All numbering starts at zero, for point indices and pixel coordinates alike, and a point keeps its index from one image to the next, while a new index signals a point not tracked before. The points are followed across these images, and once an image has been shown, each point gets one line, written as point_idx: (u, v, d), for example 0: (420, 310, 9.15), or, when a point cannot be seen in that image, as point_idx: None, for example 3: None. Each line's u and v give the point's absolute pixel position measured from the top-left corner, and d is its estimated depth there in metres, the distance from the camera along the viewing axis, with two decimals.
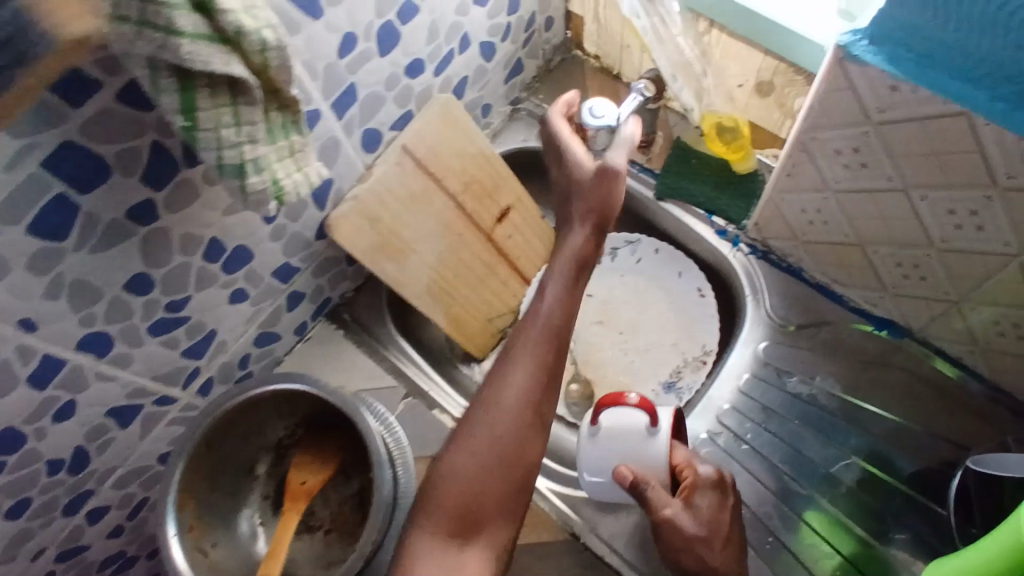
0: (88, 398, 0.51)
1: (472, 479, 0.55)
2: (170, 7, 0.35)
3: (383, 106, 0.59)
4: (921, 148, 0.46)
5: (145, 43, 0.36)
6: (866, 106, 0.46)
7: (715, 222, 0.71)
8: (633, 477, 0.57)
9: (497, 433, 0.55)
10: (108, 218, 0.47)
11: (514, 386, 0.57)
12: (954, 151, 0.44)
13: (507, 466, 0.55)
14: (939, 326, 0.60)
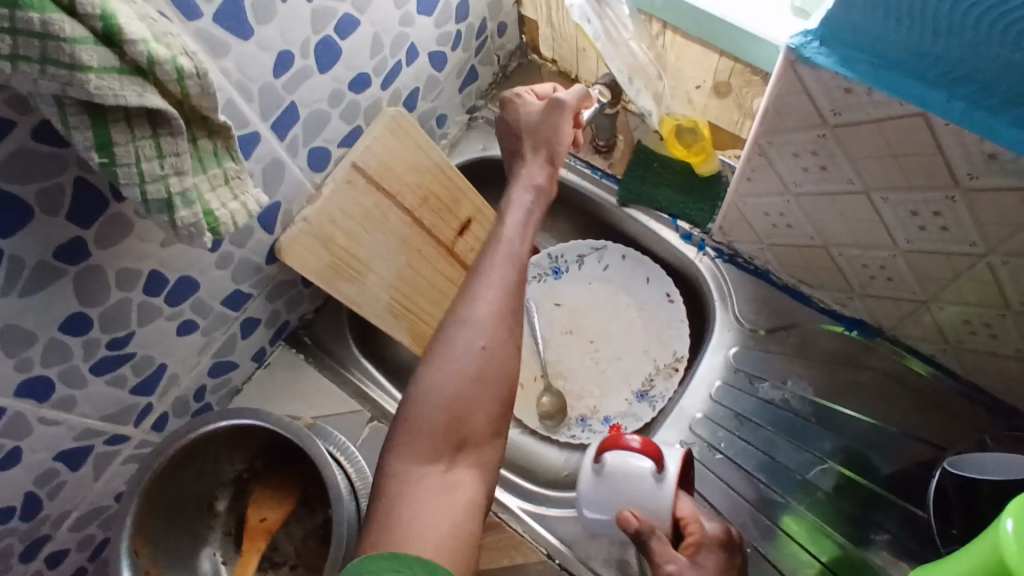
0: (33, 444, 0.54)
1: (452, 424, 0.50)
2: (71, 43, 0.35)
3: (329, 123, 0.62)
4: (880, 149, 0.48)
5: (50, 81, 0.36)
6: (822, 110, 0.48)
7: (680, 226, 0.73)
8: (637, 524, 0.54)
9: (467, 363, 0.51)
10: (34, 261, 0.45)
11: (488, 351, 0.52)
12: (911, 152, 0.47)
13: (487, 382, 0.51)
14: (908, 324, 0.62)
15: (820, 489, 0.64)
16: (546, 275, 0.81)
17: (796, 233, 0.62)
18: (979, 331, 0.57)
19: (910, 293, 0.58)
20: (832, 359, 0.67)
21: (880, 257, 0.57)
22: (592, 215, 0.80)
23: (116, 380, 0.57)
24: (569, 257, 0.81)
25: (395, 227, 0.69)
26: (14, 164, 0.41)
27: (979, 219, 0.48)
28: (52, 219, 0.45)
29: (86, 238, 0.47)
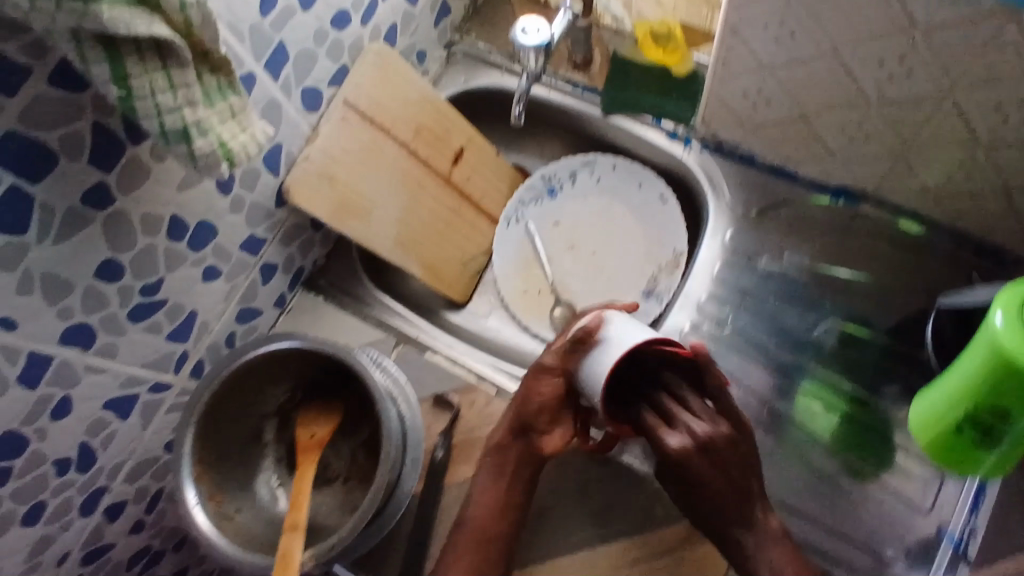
0: (82, 393, 0.57)
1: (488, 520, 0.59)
2: None
3: (318, 62, 0.64)
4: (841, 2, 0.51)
5: (67, 14, 0.39)
6: None
7: (664, 125, 0.76)
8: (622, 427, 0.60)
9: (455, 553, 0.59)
10: (63, 208, 0.48)
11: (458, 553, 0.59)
12: None
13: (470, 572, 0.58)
14: (892, 183, 0.65)
15: (825, 346, 0.69)
16: (542, 196, 0.84)
17: (776, 110, 0.65)
18: (955, 174, 0.60)
19: (887, 149, 0.62)
20: (826, 230, 0.71)
21: (856, 116, 0.60)
22: (577, 132, 0.84)
23: (152, 327, 0.60)
24: (562, 175, 0.83)
25: (393, 161, 0.72)
26: (35, 111, 0.44)
27: (936, 56, 0.52)
28: (76, 164, 0.47)
29: (109, 183, 0.50)
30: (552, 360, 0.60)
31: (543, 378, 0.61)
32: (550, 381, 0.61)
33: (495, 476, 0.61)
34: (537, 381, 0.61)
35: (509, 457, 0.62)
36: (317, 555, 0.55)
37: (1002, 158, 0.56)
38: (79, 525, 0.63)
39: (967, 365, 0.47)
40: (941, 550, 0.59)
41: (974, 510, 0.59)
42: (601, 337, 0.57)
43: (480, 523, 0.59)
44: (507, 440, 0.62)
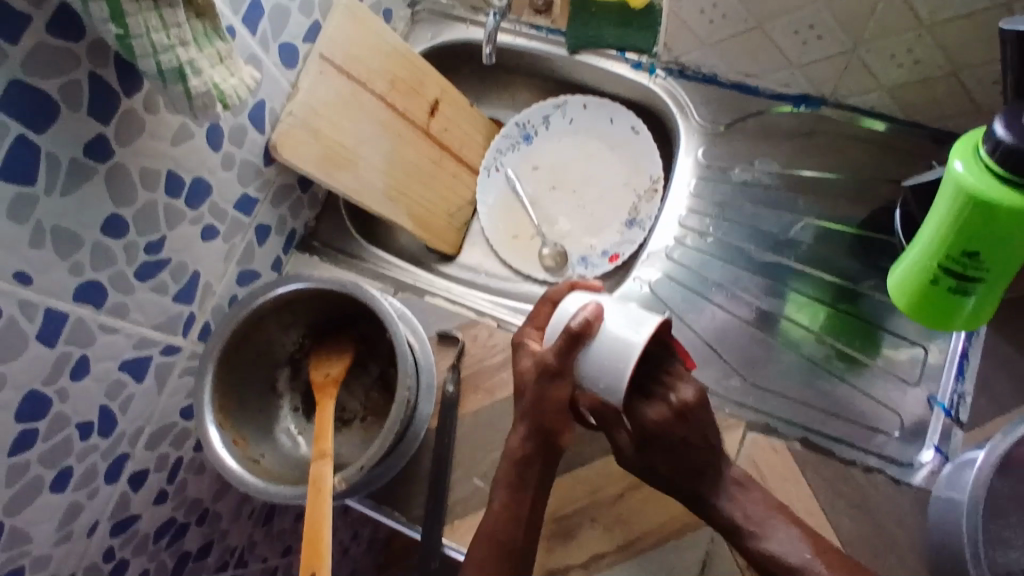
0: (99, 352, 0.58)
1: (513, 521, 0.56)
2: None
3: (291, 17, 0.67)
4: None
5: None
6: None
7: (628, 57, 0.80)
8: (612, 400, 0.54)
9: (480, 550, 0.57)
10: (67, 159, 0.51)
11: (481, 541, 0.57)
12: None
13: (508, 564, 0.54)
14: (848, 82, 0.69)
15: (802, 243, 0.72)
16: (519, 143, 0.87)
17: (732, 22, 0.68)
18: (905, 62, 0.63)
19: (840, 45, 0.65)
20: (792, 135, 0.74)
21: (808, 17, 0.63)
22: (546, 75, 0.88)
23: (159, 286, 0.63)
24: (535, 120, 0.86)
25: (373, 113, 0.74)
26: (36, 61, 0.47)
27: None
28: (76, 115, 0.50)
29: (107, 134, 0.53)
30: (556, 359, 0.53)
31: (550, 384, 0.55)
32: (562, 384, 0.55)
33: (514, 491, 0.57)
34: (544, 386, 0.55)
35: (531, 469, 0.57)
36: (347, 478, 0.58)
37: (946, 35, 0.59)
38: (106, 492, 0.64)
39: (942, 209, 0.50)
40: (933, 416, 0.63)
41: (959, 376, 0.64)
42: (605, 334, 0.52)
43: (498, 539, 0.55)
44: (529, 448, 0.57)
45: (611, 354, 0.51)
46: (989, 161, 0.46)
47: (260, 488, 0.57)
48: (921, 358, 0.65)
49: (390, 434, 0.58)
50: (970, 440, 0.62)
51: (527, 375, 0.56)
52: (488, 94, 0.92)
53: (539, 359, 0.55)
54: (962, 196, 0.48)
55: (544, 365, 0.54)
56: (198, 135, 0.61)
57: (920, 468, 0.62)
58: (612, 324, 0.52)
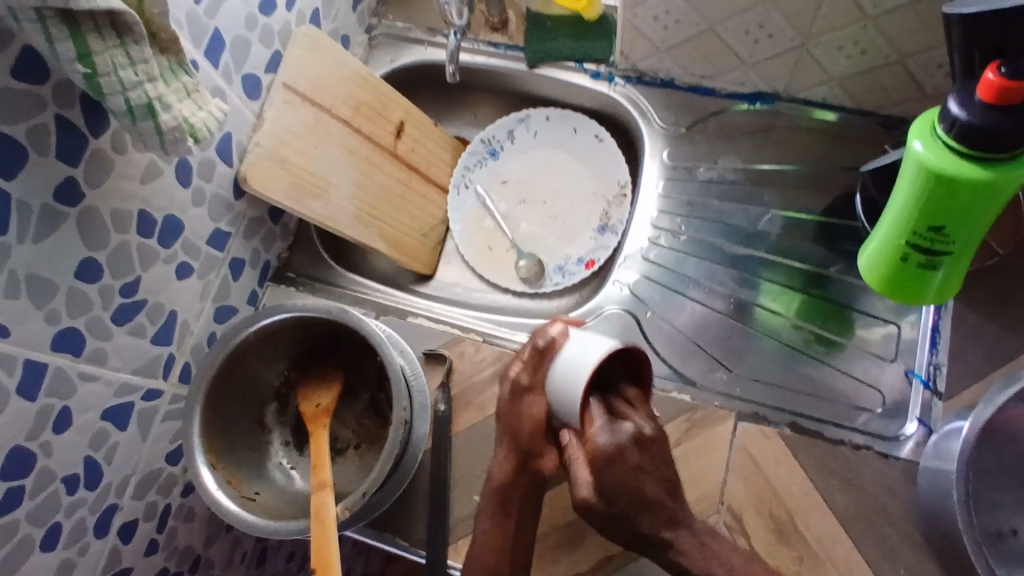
0: (80, 402, 0.57)
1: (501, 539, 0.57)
2: None
3: (252, 49, 0.67)
4: None
5: None
6: None
7: (587, 68, 0.82)
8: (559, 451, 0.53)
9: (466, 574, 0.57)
10: (39, 205, 0.50)
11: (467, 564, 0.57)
12: None
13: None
14: (798, 77, 0.72)
15: (771, 233, 0.74)
16: (485, 159, 0.88)
17: (685, 28, 0.71)
18: (852, 53, 0.67)
19: (790, 41, 0.68)
20: (751, 131, 0.77)
21: (757, 18, 0.66)
22: (507, 90, 0.89)
23: (136, 329, 0.61)
24: (500, 135, 0.87)
25: (340, 139, 0.74)
26: (1, 107, 0.46)
27: None
28: (44, 159, 0.49)
29: (77, 177, 0.52)
30: (526, 376, 0.54)
31: (523, 399, 0.55)
32: (535, 399, 0.55)
33: (500, 516, 0.57)
34: (521, 404, 0.55)
35: (511, 494, 0.57)
36: (351, 505, 0.57)
37: (889, 26, 0.62)
38: (95, 548, 0.62)
39: (908, 187, 0.53)
40: (913, 389, 0.65)
41: (933, 348, 0.66)
42: (565, 353, 0.53)
43: (487, 564, 0.55)
44: (508, 477, 0.57)
45: (571, 371, 0.51)
46: (948, 139, 0.49)
47: (261, 526, 0.55)
48: (895, 333, 0.68)
49: (390, 458, 0.57)
50: (949, 409, 0.64)
51: (504, 400, 0.56)
52: (451, 113, 0.93)
53: (511, 380, 0.56)
54: (927, 171, 0.50)
55: (517, 382, 0.55)
56: (168, 171, 0.61)
57: (905, 441, 0.63)
58: (571, 343, 0.53)
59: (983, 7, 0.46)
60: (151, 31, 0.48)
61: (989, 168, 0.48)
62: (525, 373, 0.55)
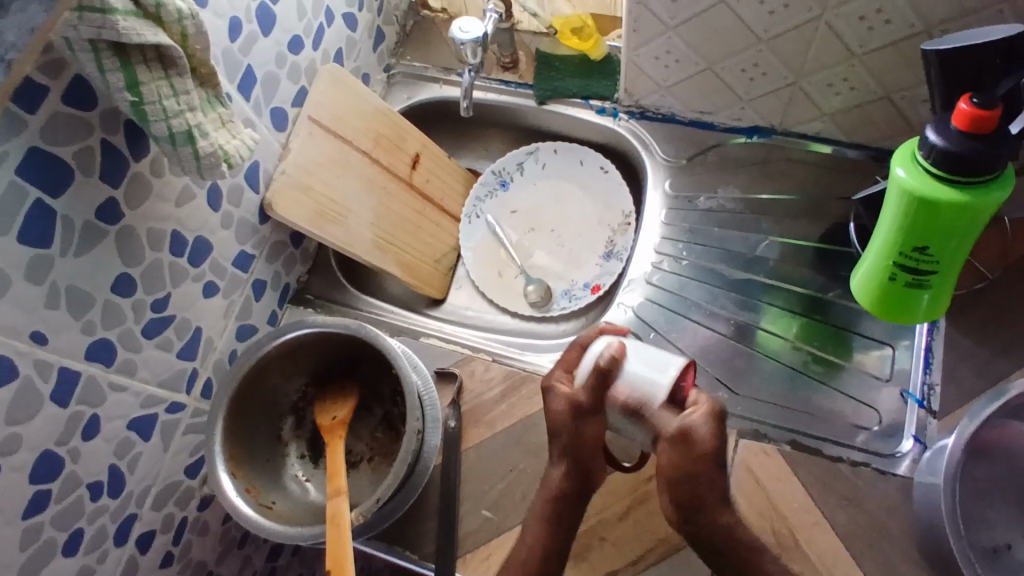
0: (109, 410, 0.60)
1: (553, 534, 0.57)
2: None
3: (280, 84, 0.72)
4: None
5: (87, 27, 0.45)
6: None
7: (593, 104, 0.87)
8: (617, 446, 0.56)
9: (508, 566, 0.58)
10: (82, 222, 0.54)
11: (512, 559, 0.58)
12: None
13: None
14: (792, 113, 0.76)
15: (769, 259, 0.77)
16: (496, 190, 0.92)
17: (685, 66, 0.75)
18: (841, 90, 0.71)
19: (783, 79, 0.72)
20: (748, 163, 0.81)
21: (751, 57, 0.71)
22: (517, 125, 0.94)
23: (164, 343, 0.65)
24: (510, 167, 0.92)
25: (359, 169, 0.78)
26: (52, 131, 0.50)
27: None
28: (89, 180, 0.54)
29: (117, 197, 0.56)
30: (587, 396, 0.58)
31: (586, 420, 0.58)
32: (595, 420, 0.58)
33: (550, 525, 0.58)
34: (579, 423, 0.58)
35: (567, 505, 0.58)
36: (365, 512, 0.59)
37: (875, 64, 0.67)
38: (114, 556, 0.64)
39: (895, 209, 0.56)
40: (908, 409, 0.67)
41: (927, 369, 0.68)
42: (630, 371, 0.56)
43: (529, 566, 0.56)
44: (566, 486, 0.58)
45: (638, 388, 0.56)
46: (928, 165, 0.52)
47: (278, 531, 0.58)
48: (891, 356, 0.70)
49: (403, 466, 0.60)
50: (943, 427, 0.66)
51: (560, 414, 0.58)
52: (464, 146, 0.98)
53: (569, 399, 0.58)
54: (912, 196, 0.53)
55: (579, 402, 0.58)
56: (200, 195, 0.65)
57: (901, 458, 0.65)
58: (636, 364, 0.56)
59: (960, 44, 0.50)
60: (194, 65, 0.52)
61: (968, 191, 0.51)
62: (582, 393, 0.58)
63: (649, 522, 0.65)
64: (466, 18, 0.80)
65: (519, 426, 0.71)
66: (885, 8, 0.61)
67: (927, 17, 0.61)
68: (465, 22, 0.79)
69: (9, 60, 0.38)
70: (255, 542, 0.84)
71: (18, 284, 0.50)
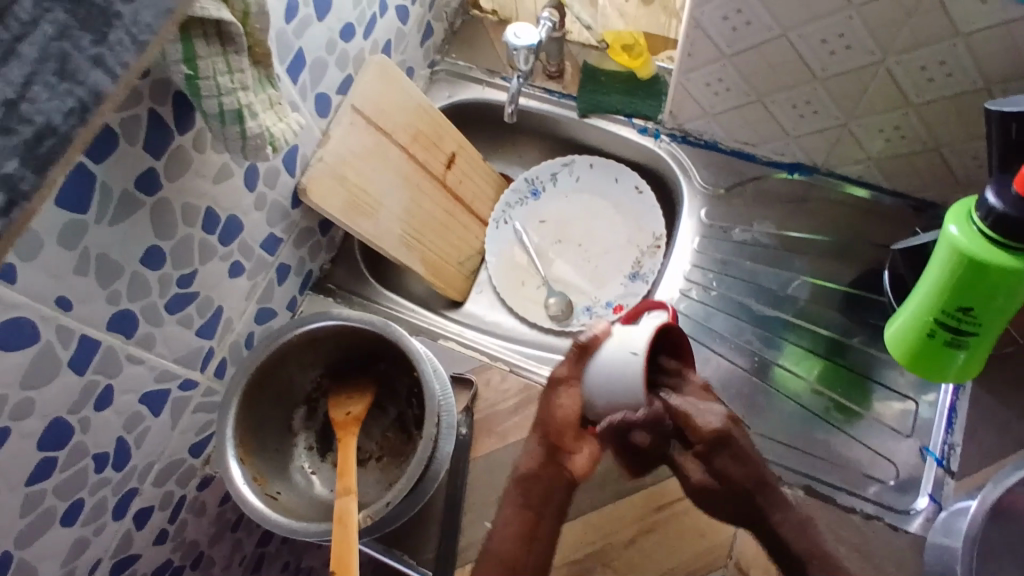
0: (123, 382, 0.59)
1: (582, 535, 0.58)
2: None
3: (328, 70, 0.72)
4: None
5: None
6: None
7: (635, 123, 0.86)
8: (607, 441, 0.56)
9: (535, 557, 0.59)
10: (120, 190, 0.53)
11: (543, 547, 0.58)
12: None
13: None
14: (836, 155, 0.76)
15: (800, 298, 0.76)
16: (527, 198, 0.91)
17: (735, 95, 0.75)
18: (892, 136, 0.70)
19: (833, 119, 0.71)
20: (785, 200, 0.80)
21: (805, 94, 0.70)
22: (556, 135, 0.93)
23: (184, 319, 0.64)
24: (544, 177, 0.91)
25: (395, 163, 0.78)
26: None
27: (873, 32, 0.61)
28: (133, 149, 0.53)
29: (157, 169, 0.55)
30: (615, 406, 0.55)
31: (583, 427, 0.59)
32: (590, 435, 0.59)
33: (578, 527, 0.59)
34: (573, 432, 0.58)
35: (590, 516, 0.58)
36: (372, 513, 0.58)
37: (930, 114, 0.66)
38: (111, 529, 0.63)
39: (940, 266, 0.55)
40: (927, 466, 0.66)
41: (949, 428, 0.67)
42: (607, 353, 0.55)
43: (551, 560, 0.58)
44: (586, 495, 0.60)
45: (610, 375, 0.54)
46: (984, 226, 0.52)
47: (283, 524, 0.57)
48: (913, 410, 0.69)
49: (416, 472, 0.59)
50: (961, 488, 0.64)
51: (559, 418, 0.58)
52: (498, 150, 0.97)
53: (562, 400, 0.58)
54: (963, 256, 0.53)
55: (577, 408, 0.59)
56: (238, 174, 0.64)
57: (915, 515, 0.64)
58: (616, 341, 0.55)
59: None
60: (250, 44, 0.51)
61: (1021, 258, 0.51)
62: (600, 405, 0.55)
63: (656, 553, 0.63)
64: (520, 24, 0.79)
65: None
66: (949, 61, 0.61)
67: (992, 74, 0.60)
68: (520, 28, 0.78)
69: (141, 41, 0.37)
70: (248, 527, 0.83)
71: (50, 247, 0.49)
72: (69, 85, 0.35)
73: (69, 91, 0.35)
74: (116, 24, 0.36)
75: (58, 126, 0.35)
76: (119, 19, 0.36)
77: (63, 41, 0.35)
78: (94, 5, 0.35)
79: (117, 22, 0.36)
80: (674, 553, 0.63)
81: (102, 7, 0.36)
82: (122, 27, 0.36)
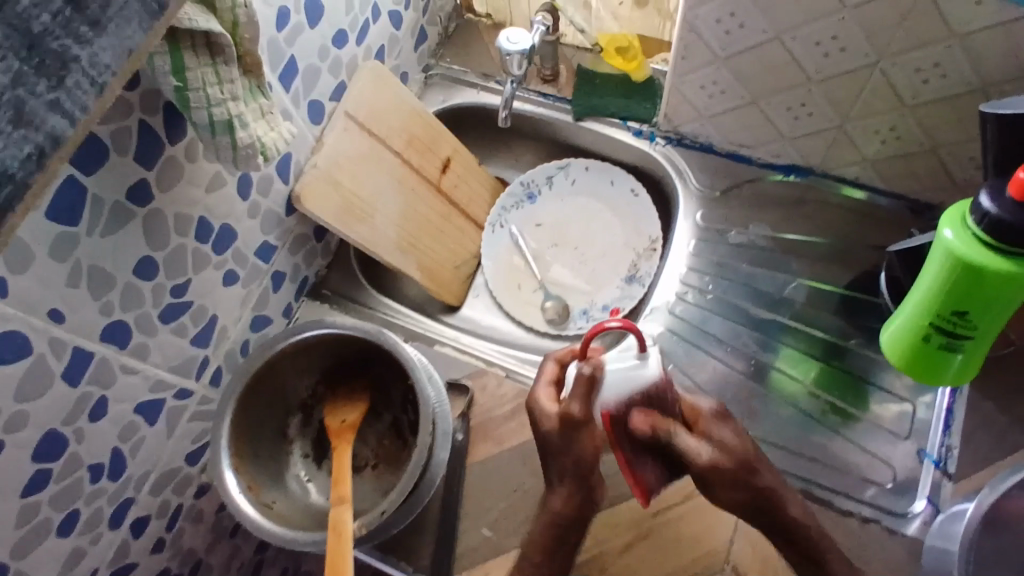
0: (118, 392, 0.59)
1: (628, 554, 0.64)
2: None
3: (321, 77, 0.71)
4: None
5: None
6: None
7: (630, 126, 0.86)
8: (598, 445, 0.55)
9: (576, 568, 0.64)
10: (111, 201, 0.53)
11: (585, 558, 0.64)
12: None
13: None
14: (832, 157, 0.75)
15: (796, 301, 0.76)
16: (523, 202, 0.91)
17: (730, 98, 0.74)
18: (887, 138, 0.70)
19: (828, 121, 0.71)
20: (782, 202, 0.80)
21: (799, 96, 0.70)
22: (551, 138, 0.93)
23: (179, 328, 0.64)
24: (539, 180, 0.91)
25: (390, 169, 0.78)
26: None
27: (867, 33, 0.61)
28: (124, 160, 0.53)
29: (149, 179, 0.55)
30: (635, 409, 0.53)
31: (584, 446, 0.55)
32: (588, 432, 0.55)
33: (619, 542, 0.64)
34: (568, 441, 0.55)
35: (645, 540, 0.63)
36: (367, 522, 0.58)
37: (926, 116, 0.66)
38: (107, 539, 0.63)
39: (935, 270, 0.55)
40: (924, 469, 0.66)
41: (946, 431, 0.67)
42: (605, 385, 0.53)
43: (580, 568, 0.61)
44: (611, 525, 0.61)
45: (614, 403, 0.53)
46: (979, 230, 0.51)
47: (279, 534, 0.57)
48: (910, 412, 0.69)
49: (410, 480, 0.59)
50: (958, 491, 0.64)
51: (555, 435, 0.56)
52: (493, 154, 0.97)
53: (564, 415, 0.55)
54: (958, 260, 0.52)
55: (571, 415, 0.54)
56: (231, 183, 0.64)
57: (913, 518, 0.64)
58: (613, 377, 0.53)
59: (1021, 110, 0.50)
60: (241, 54, 0.51)
61: (1016, 262, 0.50)
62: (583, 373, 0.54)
63: (653, 558, 0.63)
64: (514, 28, 0.79)
65: (527, 445, 0.70)
66: (944, 62, 0.60)
67: (986, 75, 0.60)
68: (514, 32, 0.78)
69: (101, 82, 0.33)
70: (246, 533, 0.83)
71: (41, 260, 0.49)
72: (24, 131, 0.31)
73: (23, 137, 0.31)
74: (74, 67, 0.32)
75: (14, 172, 0.30)
76: (76, 63, 0.32)
77: (16, 88, 0.31)
78: (48, 51, 0.31)
79: (74, 63, 0.32)
80: (672, 558, 0.63)
81: (58, 53, 0.31)
82: (78, 69, 0.32)
